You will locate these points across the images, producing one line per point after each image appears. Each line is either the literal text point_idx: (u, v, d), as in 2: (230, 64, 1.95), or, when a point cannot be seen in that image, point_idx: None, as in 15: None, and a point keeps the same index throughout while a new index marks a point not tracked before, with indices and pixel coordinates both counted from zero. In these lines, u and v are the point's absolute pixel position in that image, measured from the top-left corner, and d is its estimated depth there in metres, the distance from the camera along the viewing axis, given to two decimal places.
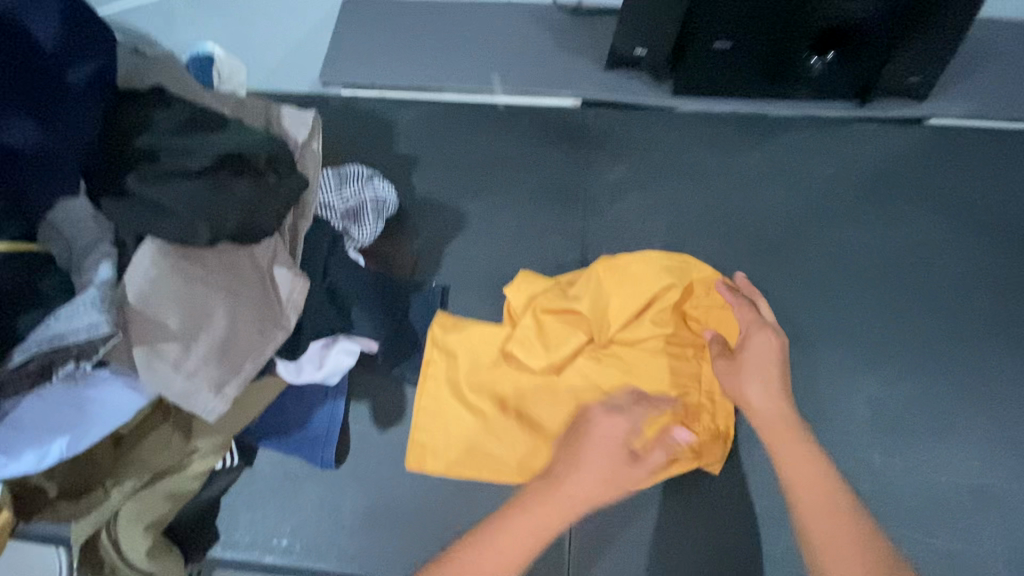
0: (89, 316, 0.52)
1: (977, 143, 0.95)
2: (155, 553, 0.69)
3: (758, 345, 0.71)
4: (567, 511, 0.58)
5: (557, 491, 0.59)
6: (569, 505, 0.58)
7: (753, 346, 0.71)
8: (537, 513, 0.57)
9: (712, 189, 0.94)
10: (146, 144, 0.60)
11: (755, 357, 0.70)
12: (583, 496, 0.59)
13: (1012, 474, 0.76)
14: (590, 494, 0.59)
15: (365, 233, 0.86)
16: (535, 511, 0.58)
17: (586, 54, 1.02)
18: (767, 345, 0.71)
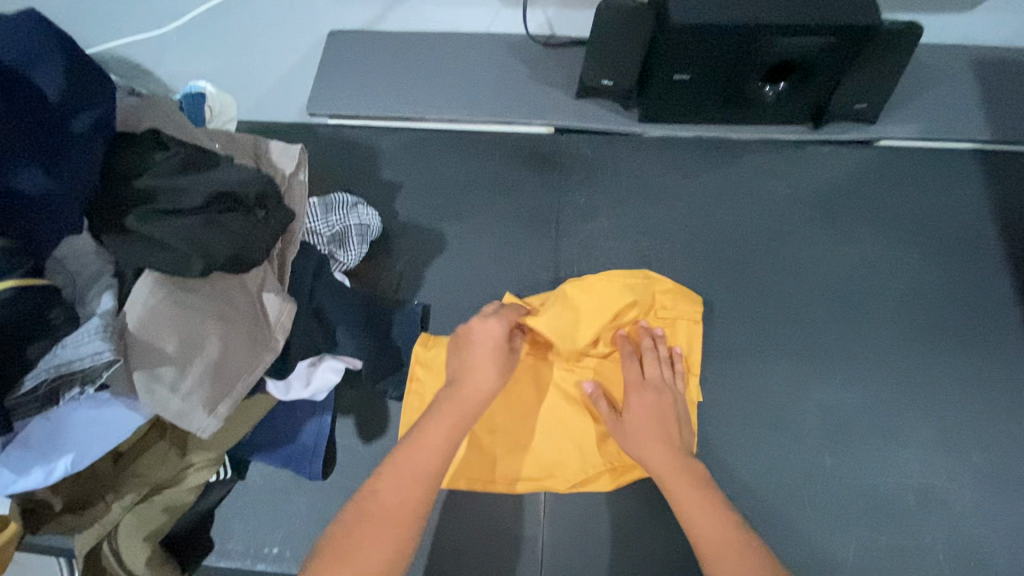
0: (93, 343, 0.58)
1: (922, 164, 1.02)
2: (154, 561, 0.74)
3: (640, 404, 0.81)
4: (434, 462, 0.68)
5: (460, 392, 0.75)
6: (472, 398, 0.75)
7: (632, 406, 0.81)
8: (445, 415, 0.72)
9: (676, 210, 1.00)
10: (144, 183, 0.66)
11: (638, 417, 0.80)
12: (476, 388, 0.75)
13: (949, 474, 0.82)
14: (484, 386, 0.76)
15: (351, 256, 0.92)
16: (448, 416, 0.72)
17: (557, 83, 1.08)
18: (644, 403, 0.80)
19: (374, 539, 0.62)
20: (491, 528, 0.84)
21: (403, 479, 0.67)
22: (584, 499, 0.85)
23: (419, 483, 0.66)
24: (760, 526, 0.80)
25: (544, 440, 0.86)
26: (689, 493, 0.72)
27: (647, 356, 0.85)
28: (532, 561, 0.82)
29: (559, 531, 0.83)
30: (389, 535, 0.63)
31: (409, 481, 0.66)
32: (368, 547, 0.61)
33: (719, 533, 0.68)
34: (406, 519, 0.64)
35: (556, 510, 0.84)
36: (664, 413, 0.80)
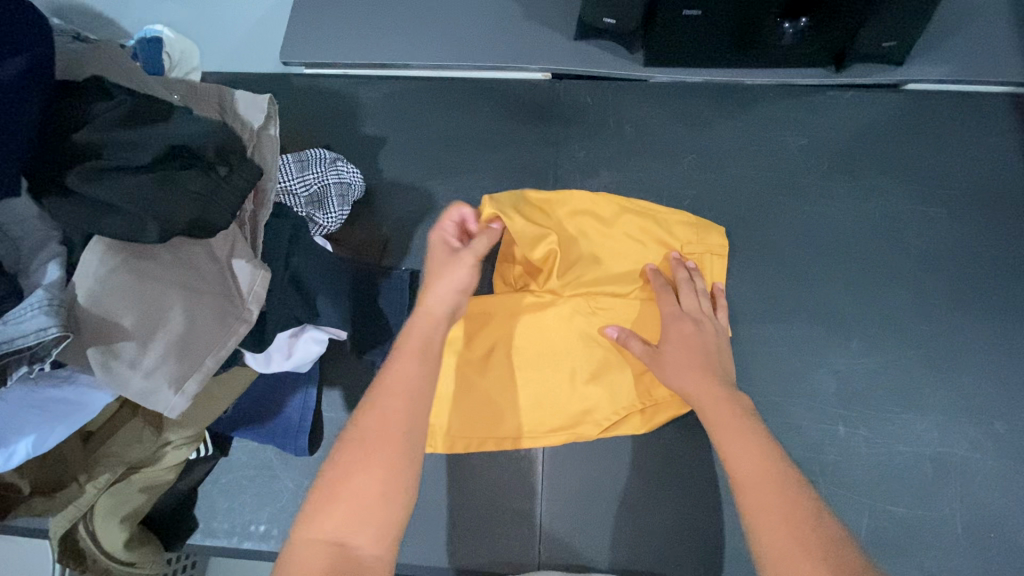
0: (37, 319, 0.52)
1: (953, 109, 0.93)
2: (133, 543, 0.71)
3: (677, 334, 0.75)
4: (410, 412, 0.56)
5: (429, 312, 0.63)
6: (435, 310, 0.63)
7: (670, 335, 0.75)
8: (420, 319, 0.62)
9: (683, 164, 0.93)
10: (86, 138, 0.58)
11: (676, 350, 0.74)
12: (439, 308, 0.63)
13: (970, 443, 0.78)
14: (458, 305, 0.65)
15: (331, 219, 0.85)
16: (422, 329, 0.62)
17: (554, 24, 0.98)
18: (682, 330, 0.75)
19: (361, 467, 0.52)
20: (486, 501, 0.81)
21: (390, 402, 0.56)
22: (584, 472, 0.81)
23: (405, 397, 0.56)
24: None
25: (569, 386, 0.81)
26: (723, 418, 0.65)
27: (682, 287, 0.79)
28: (529, 535, 0.80)
29: (556, 504, 0.81)
30: (378, 462, 0.52)
31: (395, 404, 0.55)
32: (356, 477, 0.52)
33: (753, 458, 0.60)
34: (394, 452, 0.53)
35: (552, 483, 0.81)
36: (695, 339, 0.74)
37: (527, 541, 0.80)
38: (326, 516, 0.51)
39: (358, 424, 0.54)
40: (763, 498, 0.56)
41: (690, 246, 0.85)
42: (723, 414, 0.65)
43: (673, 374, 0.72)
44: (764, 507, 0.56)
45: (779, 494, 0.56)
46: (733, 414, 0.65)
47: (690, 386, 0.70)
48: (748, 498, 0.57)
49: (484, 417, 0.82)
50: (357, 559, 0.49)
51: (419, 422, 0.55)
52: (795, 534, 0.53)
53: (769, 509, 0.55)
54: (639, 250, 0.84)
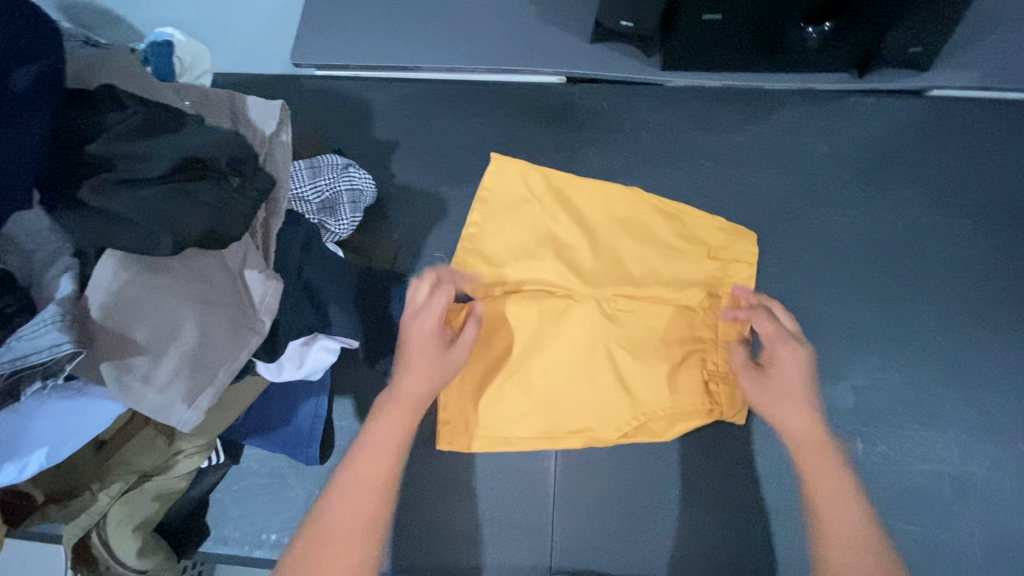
0: (50, 335, 0.51)
1: (979, 116, 0.91)
2: (146, 551, 0.71)
3: (790, 364, 0.70)
4: (370, 512, 0.63)
5: (403, 397, 0.70)
6: (409, 399, 0.69)
7: (779, 361, 0.71)
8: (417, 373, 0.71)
9: (701, 171, 0.91)
10: (98, 149, 0.57)
11: (785, 374, 0.70)
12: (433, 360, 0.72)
13: (990, 461, 0.77)
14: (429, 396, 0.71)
15: (343, 227, 0.83)
16: (395, 421, 0.68)
17: (570, 27, 0.96)
18: (795, 360, 0.71)
19: (322, 564, 0.59)
20: (496, 513, 0.81)
21: (352, 495, 0.63)
22: (599, 484, 0.81)
23: (365, 493, 0.64)
24: (774, 511, 0.78)
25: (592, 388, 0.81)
26: (812, 434, 0.67)
27: (775, 310, 0.76)
28: (542, 547, 0.80)
29: (567, 517, 0.80)
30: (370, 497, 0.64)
31: (382, 449, 0.66)
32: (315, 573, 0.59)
33: (845, 513, 0.62)
34: (348, 551, 0.61)
35: (565, 496, 0.81)
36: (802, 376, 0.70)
37: (538, 553, 0.79)
38: None
39: (322, 520, 0.62)
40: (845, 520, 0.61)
41: (719, 251, 0.84)
42: (814, 433, 0.67)
43: (772, 404, 0.70)
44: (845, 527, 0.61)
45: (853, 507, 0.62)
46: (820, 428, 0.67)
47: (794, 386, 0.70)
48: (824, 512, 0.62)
49: (499, 414, 0.81)
50: None
51: (372, 521, 0.63)
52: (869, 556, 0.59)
53: (832, 524, 0.62)
54: (681, 249, 0.85)
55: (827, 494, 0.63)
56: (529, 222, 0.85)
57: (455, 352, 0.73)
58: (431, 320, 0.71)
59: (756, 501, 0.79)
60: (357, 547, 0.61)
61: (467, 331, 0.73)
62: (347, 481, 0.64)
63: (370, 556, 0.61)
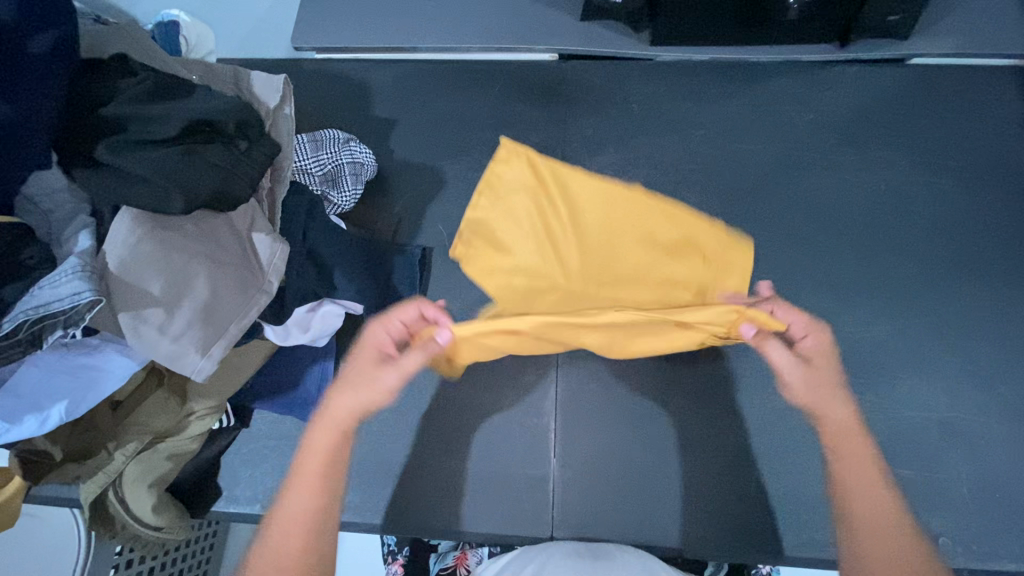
0: (71, 284, 0.54)
1: (957, 81, 0.94)
2: (160, 508, 0.74)
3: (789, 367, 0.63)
4: (301, 544, 0.57)
5: (329, 417, 0.62)
6: (337, 415, 0.62)
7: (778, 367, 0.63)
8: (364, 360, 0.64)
9: (691, 139, 0.94)
10: (112, 112, 0.60)
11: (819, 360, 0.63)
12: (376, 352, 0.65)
13: (977, 406, 0.79)
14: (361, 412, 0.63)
15: (345, 198, 0.87)
16: (324, 442, 0.61)
17: (561, 6, 1.00)
18: (823, 341, 0.63)
19: None
20: (500, 469, 0.83)
21: (280, 530, 0.57)
22: (598, 438, 0.84)
23: (299, 528, 0.57)
24: (766, 460, 0.81)
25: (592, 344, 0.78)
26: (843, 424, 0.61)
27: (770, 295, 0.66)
28: (545, 501, 0.82)
29: (568, 471, 0.83)
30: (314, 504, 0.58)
31: (325, 446, 0.61)
32: None
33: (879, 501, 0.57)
34: None
35: (565, 452, 0.83)
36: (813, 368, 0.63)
37: (541, 507, 0.82)
38: None
39: (252, 556, 0.57)
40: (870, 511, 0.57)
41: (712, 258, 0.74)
42: (847, 418, 0.61)
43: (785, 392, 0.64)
44: (868, 519, 0.57)
45: (881, 495, 0.58)
46: (847, 415, 0.61)
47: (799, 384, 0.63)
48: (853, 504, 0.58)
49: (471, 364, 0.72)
50: None
51: (305, 557, 0.56)
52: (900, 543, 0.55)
53: (865, 519, 0.57)
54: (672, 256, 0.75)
55: (858, 484, 0.58)
56: (521, 187, 0.79)
57: (388, 372, 0.63)
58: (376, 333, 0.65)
59: (748, 451, 0.81)
60: None
61: (407, 358, 0.63)
62: (278, 517, 0.58)
63: None
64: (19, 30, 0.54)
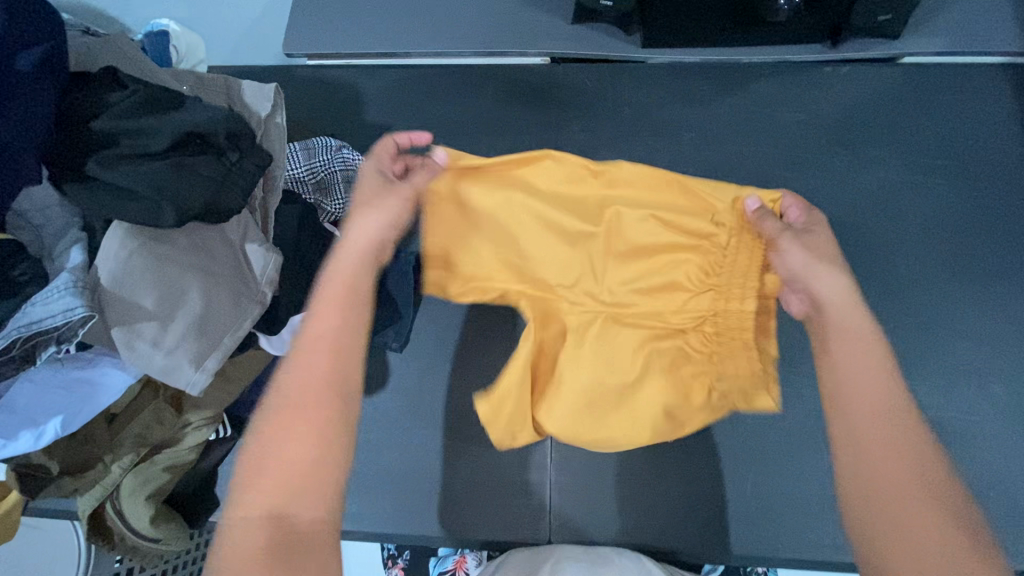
0: (64, 300, 0.54)
1: (948, 80, 0.94)
2: (159, 520, 0.74)
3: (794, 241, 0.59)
4: (337, 352, 0.54)
5: (348, 243, 0.60)
6: (356, 241, 0.60)
7: (789, 250, 0.59)
8: (331, 295, 0.56)
9: (683, 142, 0.94)
10: (102, 127, 0.60)
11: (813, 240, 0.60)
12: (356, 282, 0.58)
13: (968, 406, 0.80)
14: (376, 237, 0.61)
15: (339, 206, 0.86)
16: (344, 267, 0.59)
17: (552, 9, 1.00)
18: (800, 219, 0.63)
19: (292, 426, 0.50)
20: (497, 475, 0.83)
21: (309, 353, 0.53)
22: (594, 442, 0.84)
23: (324, 350, 0.53)
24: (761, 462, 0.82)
25: (656, 389, 0.70)
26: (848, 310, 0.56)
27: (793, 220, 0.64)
28: (541, 507, 0.82)
29: (565, 476, 0.83)
30: (307, 457, 0.49)
31: (344, 269, 0.58)
32: (286, 437, 0.49)
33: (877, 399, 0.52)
34: (322, 413, 0.51)
35: (561, 457, 0.84)
36: (830, 245, 0.60)
37: (538, 513, 0.82)
38: (259, 488, 0.48)
39: (279, 386, 0.52)
40: (877, 401, 0.52)
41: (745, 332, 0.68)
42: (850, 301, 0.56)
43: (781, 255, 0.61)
44: (874, 406, 0.52)
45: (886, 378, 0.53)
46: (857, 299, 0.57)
47: (811, 255, 0.58)
48: (855, 397, 0.53)
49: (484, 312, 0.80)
50: (297, 525, 0.47)
51: (342, 373, 0.53)
52: (904, 432, 0.50)
53: (870, 452, 0.51)
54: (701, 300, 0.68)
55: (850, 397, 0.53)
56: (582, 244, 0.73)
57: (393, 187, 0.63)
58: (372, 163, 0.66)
59: (742, 453, 0.82)
60: (327, 411, 0.51)
61: (416, 175, 0.66)
62: (302, 338, 0.54)
63: (336, 431, 0.51)
64: (5, 48, 0.53)
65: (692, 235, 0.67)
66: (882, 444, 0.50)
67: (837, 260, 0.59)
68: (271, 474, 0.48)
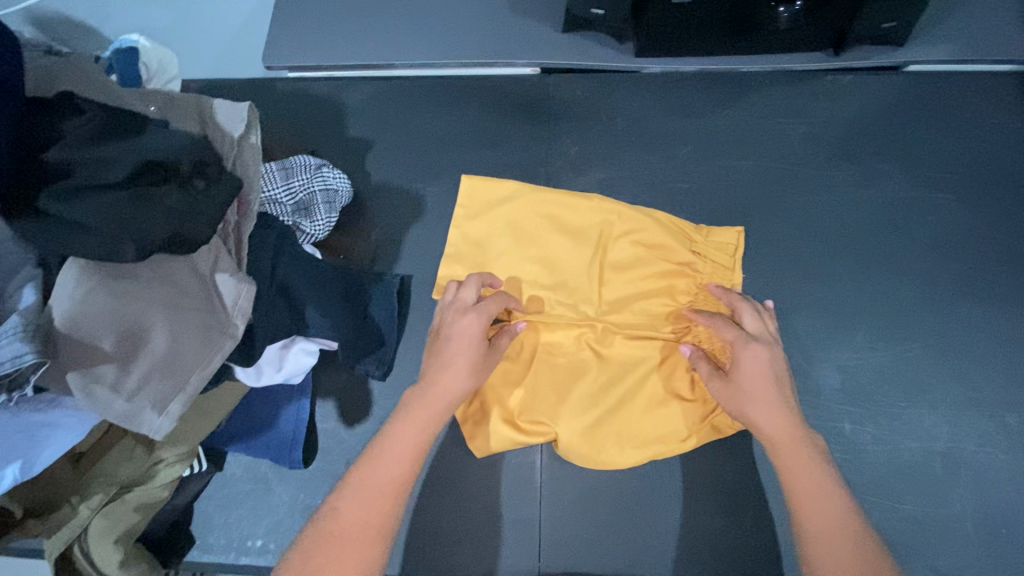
0: (12, 346, 0.50)
1: (956, 90, 0.90)
2: (127, 564, 0.70)
3: (750, 354, 0.70)
4: (393, 485, 0.63)
5: (434, 393, 0.68)
6: (445, 393, 0.69)
7: (743, 364, 0.70)
8: (419, 410, 0.67)
9: (679, 157, 0.90)
10: (55, 157, 0.56)
11: (749, 375, 0.69)
12: (445, 393, 0.69)
13: (980, 436, 0.76)
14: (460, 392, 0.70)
15: (318, 227, 0.82)
16: (423, 413, 0.67)
17: (542, 18, 0.96)
18: (759, 361, 0.69)
19: (341, 547, 0.58)
20: (485, 510, 0.80)
21: (376, 470, 0.63)
22: (587, 475, 0.80)
23: (395, 472, 0.64)
24: (759, 494, 0.78)
25: (647, 396, 0.79)
26: (787, 439, 0.66)
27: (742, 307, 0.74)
28: (531, 544, 0.79)
29: (556, 511, 0.79)
30: (353, 563, 0.58)
31: (420, 419, 0.67)
32: (336, 555, 0.58)
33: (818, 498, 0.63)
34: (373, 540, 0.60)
35: (552, 490, 0.80)
36: (770, 374, 0.69)
37: (529, 549, 0.78)
38: None
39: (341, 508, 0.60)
40: (826, 525, 0.61)
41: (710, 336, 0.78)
42: (790, 435, 0.66)
43: (748, 406, 0.68)
44: (825, 532, 0.61)
45: (833, 502, 0.63)
46: (790, 426, 0.67)
47: (762, 392, 0.68)
48: (810, 523, 0.62)
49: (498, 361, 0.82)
50: None
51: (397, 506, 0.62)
52: (841, 538, 0.60)
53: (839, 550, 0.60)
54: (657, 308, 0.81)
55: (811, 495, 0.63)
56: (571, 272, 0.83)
57: (491, 357, 0.73)
58: (497, 307, 0.73)
59: (742, 485, 0.78)
60: (379, 534, 0.60)
61: (503, 342, 0.75)
62: (367, 468, 0.63)
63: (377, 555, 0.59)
64: None
65: (679, 264, 0.81)
66: (838, 547, 0.60)
67: (781, 386, 0.69)
68: None
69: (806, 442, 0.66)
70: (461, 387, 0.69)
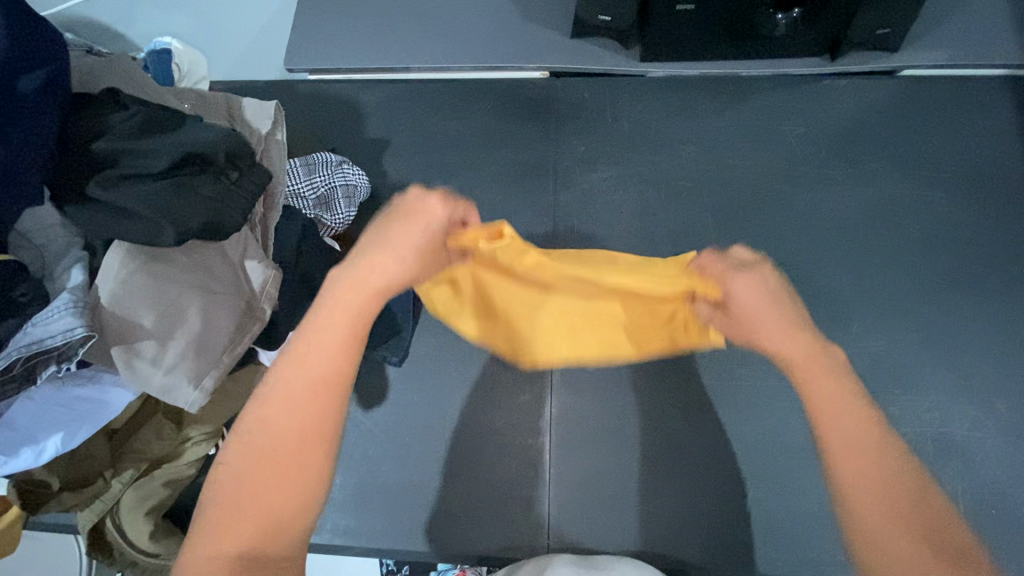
0: (64, 321, 0.54)
1: (946, 93, 0.94)
2: (157, 535, 0.75)
3: (741, 283, 0.52)
4: (324, 374, 0.45)
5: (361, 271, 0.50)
6: (377, 275, 0.51)
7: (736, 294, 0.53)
8: (353, 287, 0.50)
9: (681, 156, 0.94)
10: (102, 148, 0.60)
11: (746, 301, 0.52)
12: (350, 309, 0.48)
13: (970, 421, 0.79)
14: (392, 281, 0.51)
15: (338, 221, 0.87)
16: (351, 299, 0.49)
17: (551, 23, 1.00)
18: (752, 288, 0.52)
19: (263, 461, 0.43)
20: (494, 490, 0.83)
21: (299, 352, 0.46)
22: (593, 456, 0.84)
23: (326, 356, 0.46)
24: (757, 476, 0.82)
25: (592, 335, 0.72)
26: (806, 354, 0.49)
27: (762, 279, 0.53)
28: (539, 523, 0.82)
29: (562, 491, 0.83)
30: (289, 483, 0.43)
31: (347, 305, 0.49)
32: (258, 470, 0.43)
33: (845, 411, 0.45)
34: (305, 445, 0.43)
35: (559, 472, 0.83)
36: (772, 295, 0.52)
37: (536, 528, 0.82)
38: (231, 524, 0.41)
39: (261, 404, 0.44)
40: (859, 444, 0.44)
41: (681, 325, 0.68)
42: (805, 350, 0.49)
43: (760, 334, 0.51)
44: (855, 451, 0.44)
45: (865, 423, 0.45)
46: (805, 340, 0.50)
47: (759, 311, 0.51)
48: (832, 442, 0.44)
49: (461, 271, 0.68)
50: (266, 560, 0.41)
51: (328, 399, 0.45)
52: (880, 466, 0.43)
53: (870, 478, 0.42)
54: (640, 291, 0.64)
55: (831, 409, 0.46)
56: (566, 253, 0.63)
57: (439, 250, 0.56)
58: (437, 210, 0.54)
59: (741, 468, 0.82)
60: (313, 437, 0.44)
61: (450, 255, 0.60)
62: (296, 347, 0.46)
63: (307, 469, 0.43)
64: (11, 69, 0.54)
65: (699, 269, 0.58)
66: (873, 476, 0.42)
67: (783, 298, 0.52)
68: (247, 509, 0.42)
69: (824, 354, 0.49)
70: (398, 273, 0.51)
